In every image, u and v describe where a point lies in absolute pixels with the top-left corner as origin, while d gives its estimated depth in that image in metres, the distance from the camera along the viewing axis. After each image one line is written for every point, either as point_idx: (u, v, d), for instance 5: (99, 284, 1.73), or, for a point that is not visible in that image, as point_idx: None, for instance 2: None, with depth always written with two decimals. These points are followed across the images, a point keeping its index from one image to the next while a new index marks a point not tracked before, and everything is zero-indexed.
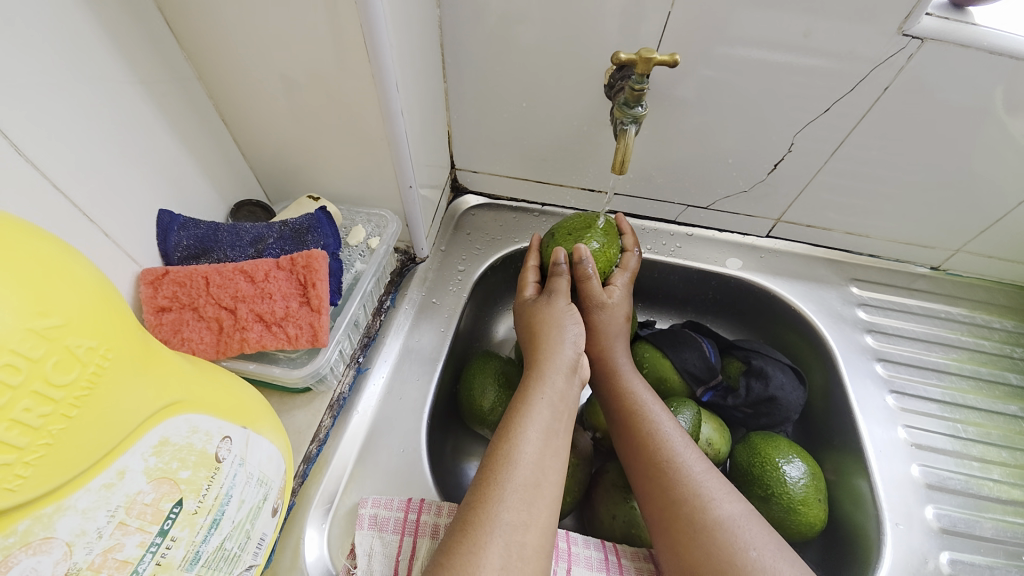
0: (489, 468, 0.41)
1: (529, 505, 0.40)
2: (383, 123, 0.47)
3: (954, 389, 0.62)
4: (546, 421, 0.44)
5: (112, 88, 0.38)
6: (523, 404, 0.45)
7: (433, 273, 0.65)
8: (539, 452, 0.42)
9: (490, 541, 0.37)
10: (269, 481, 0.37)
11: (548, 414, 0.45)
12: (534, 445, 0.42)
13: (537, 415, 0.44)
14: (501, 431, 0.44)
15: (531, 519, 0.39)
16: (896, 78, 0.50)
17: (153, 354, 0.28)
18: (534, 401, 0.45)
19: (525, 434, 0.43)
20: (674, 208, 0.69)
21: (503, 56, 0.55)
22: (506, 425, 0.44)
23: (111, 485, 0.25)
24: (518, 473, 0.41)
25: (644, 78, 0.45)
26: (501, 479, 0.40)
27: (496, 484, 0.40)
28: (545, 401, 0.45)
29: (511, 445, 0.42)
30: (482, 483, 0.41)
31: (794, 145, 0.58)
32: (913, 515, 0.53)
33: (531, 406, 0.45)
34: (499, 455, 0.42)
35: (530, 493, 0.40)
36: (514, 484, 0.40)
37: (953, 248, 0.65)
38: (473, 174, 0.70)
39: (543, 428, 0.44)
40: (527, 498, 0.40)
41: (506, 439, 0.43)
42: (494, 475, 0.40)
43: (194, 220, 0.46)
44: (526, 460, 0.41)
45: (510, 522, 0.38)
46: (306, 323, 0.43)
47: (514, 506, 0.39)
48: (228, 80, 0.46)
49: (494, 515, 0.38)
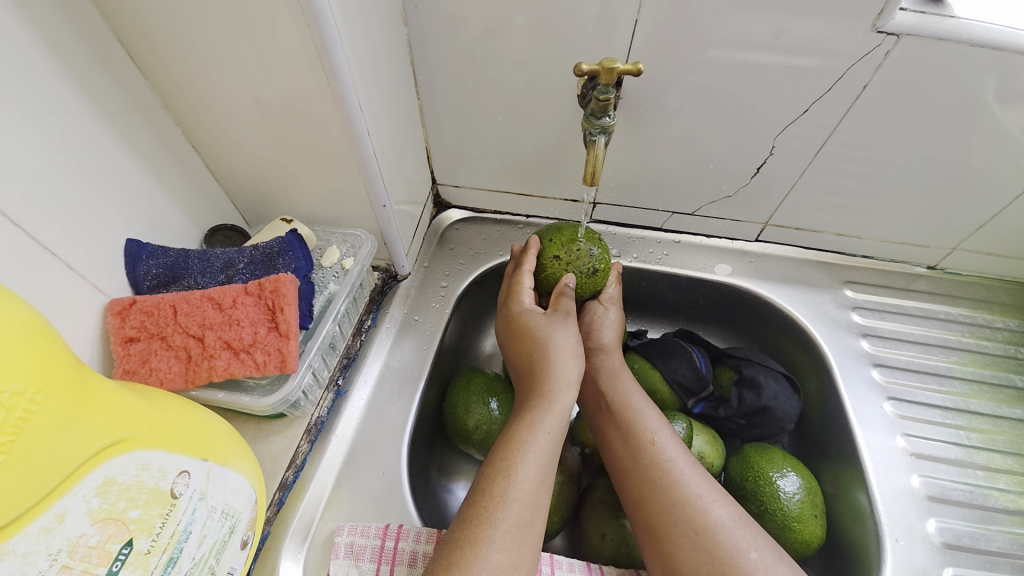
0: (482, 504, 0.40)
1: (520, 543, 0.39)
2: (351, 142, 0.47)
3: (956, 394, 0.59)
4: (545, 456, 0.43)
5: (72, 121, 0.39)
6: (522, 436, 0.44)
7: (415, 290, 0.64)
8: (533, 490, 0.41)
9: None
10: (236, 513, 0.36)
11: (548, 448, 0.44)
12: (529, 482, 0.42)
13: (536, 449, 0.43)
14: (496, 463, 0.43)
15: (521, 559, 0.39)
16: (875, 74, 0.48)
17: (96, 393, 0.28)
18: (534, 434, 0.44)
19: (522, 472, 0.42)
20: (659, 215, 0.68)
21: (475, 70, 0.55)
22: (501, 457, 0.43)
23: (50, 529, 0.24)
24: (512, 512, 0.40)
25: (608, 88, 0.44)
26: (493, 519, 0.39)
27: (488, 523, 0.39)
28: (547, 434, 0.44)
29: (506, 481, 0.41)
30: (472, 520, 0.40)
31: (775, 147, 0.57)
32: (913, 529, 0.51)
33: (531, 439, 0.44)
34: (493, 492, 0.41)
35: (521, 532, 0.39)
36: (506, 524, 0.39)
37: (949, 246, 0.63)
38: (455, 189, 0.70)
39: (540, 462, 0.43)
40: (519, 538, 0.39)
41: (504, 474, 0.42)
42: (488, 514, 0.40)
43: (164, 247, 0.46)
44: (521, 499, 0.41)
45: (499, 564, 0.38)
46: (274, 348, 0.42)
47: (506, 547, 0.38)
48: (196, 106, 0.46)
49: (483, 556, 0.38)
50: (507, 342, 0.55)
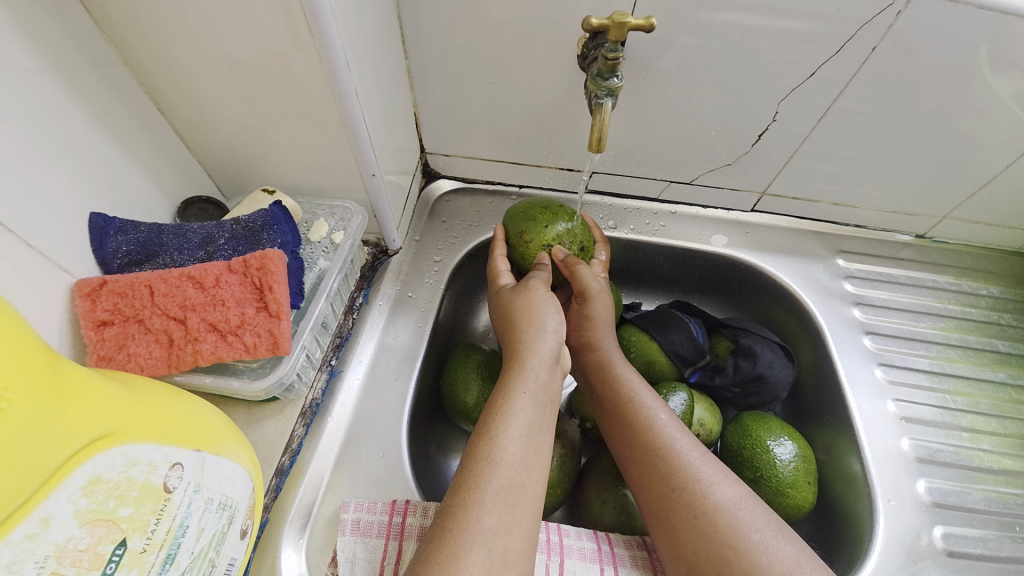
0: (470, 471, 0.39)
1: (511, 508, 0.37)
2: (337, 106, 0.43)
3: (941, 358, 0.61)
4: (528, 417, 0.42)
5: (20, 80, 0.34)
6: (504, 399, 0.42)
7: (407, 266, 0.61)
8: (520, 450, 0.40)
9: (471, 550, 0.35)
10: (234, 502, 0.34)
11: (530, 409, 0.42)
12: (516, 443, 0.40)
13: (519, 412, 0.42)
14: (481, 428, 0.41)
15: (515, 523, 0.37)
16: (884, 38, 0.47)
17: (71, 386, 0.26)
18: (516, 396, 0.42)
19: (507, 433, 0.40)
20: (657, 185, 0.66)
21: (467, 28, 0.51)
22: (487, 422, 0.41)
23: (33, 536, 0.22)
24: (499, 474, 0.38)
25: (618, 45, 0.42)
26: (482, 482, 0.38)
27: (477, 486, 0.38)
28: (527, 394, 0.43)
29: (491, 444, 0.40)
30: (462, 485, 0.38)
31: (778, 114, 0.55)
32: (904, 490, 0.53)
33: (513, 402, 0.42)
34: (479, 455, 0.39)
35: (512, 494, 0.38)
36: (496, 487, 0.38)
37: (939, 215, 0.64)
38: (445, 158, 0.66)
39: (525, 423, 0.41)
40: (510, 500, 0.38)
41: (487, 437, 0.40)
42: (477, 478, 0.38)
43: (133, 222, 0.42)
44: (508, 461, 0.39)
45: (492, 527, 0.36)
46: (264, 330, 0.40)
47: (498, 510, 0.37)
48: (158, 63, 0.41)
49: (474, 521, 0.36)
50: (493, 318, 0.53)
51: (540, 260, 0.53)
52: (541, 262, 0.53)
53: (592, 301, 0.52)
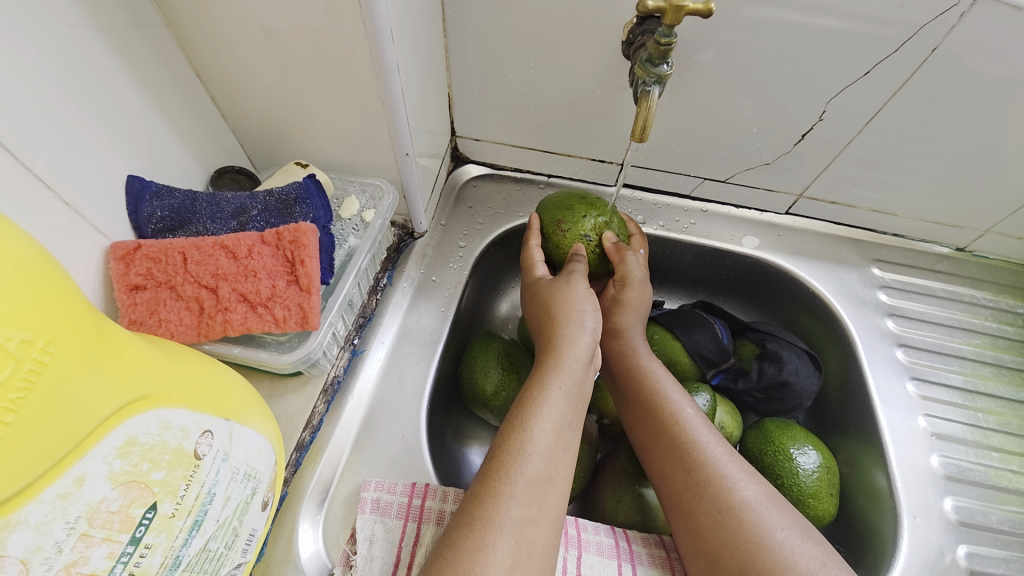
0: (499, 460, 0.38)
1: (538, 501, 0.37)
2: (377, 81, 0.42)
3: (974, 376, 0.60)
4: (561, 412, 0.41)
5: (64, 34, 0.33)
6: (536, 392, 0.42)
7: (432, 249, 0.61)
8: (550, 444, 0.39)
9: (498, 538, 0.34)
10: (258, 474, 0.34)
11: (563, 404, 0.42)
12: (546, 437, 0.39)
13: (551, 405, 0.41)
14: (512, 419, 0.41)
15: (541, 515, 0.37)
16: (945, 38, 0.44)
17: (111, 347, 0.25)
18: (549, 390, 0.42)
19: (538, 426, 0.40)
20: (690, 181, 0.65)
21: (509, 8, 0.50)
22: (518, 413, 0.41)
23: (67, 495, 0.22)
24: (529, 466, 0.38)
25: (671, 30, 0.40)
26: (511, 472, 0.37)
27: (506, 477, 0.37)
28: (560, 389, 0.42)
29: (522, 436, 0.39)
30: (490, 474, 0.38)
31: (825, 114, 0.53)
32: (931, 508, 0.51)
33: (546, 395, 0.41)
34: (509, 446, 0.39)
35: (540, 488, 0.37)
36: (525, 478, 0.37)
37: (983, 228, 0.62)
38: (475, 142, 0.65)
39: (556, 417, 0.41)
40: (537, 493, 0.37)
41: (519, 429, 0.40)
42: (506, 467, 0.38)
43: (169, 188, 0.42)
44: (538, 454, 0.39)
45: (519, 518, 0.36)
46: (294, 303, 0.39)
47: (525, 501, 0.36)
48: (199, 27, 0.41)
49: (502, 510, 0.36)
50: (529, 307, 0.53)
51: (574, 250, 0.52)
52: (579, 254, 0.52)
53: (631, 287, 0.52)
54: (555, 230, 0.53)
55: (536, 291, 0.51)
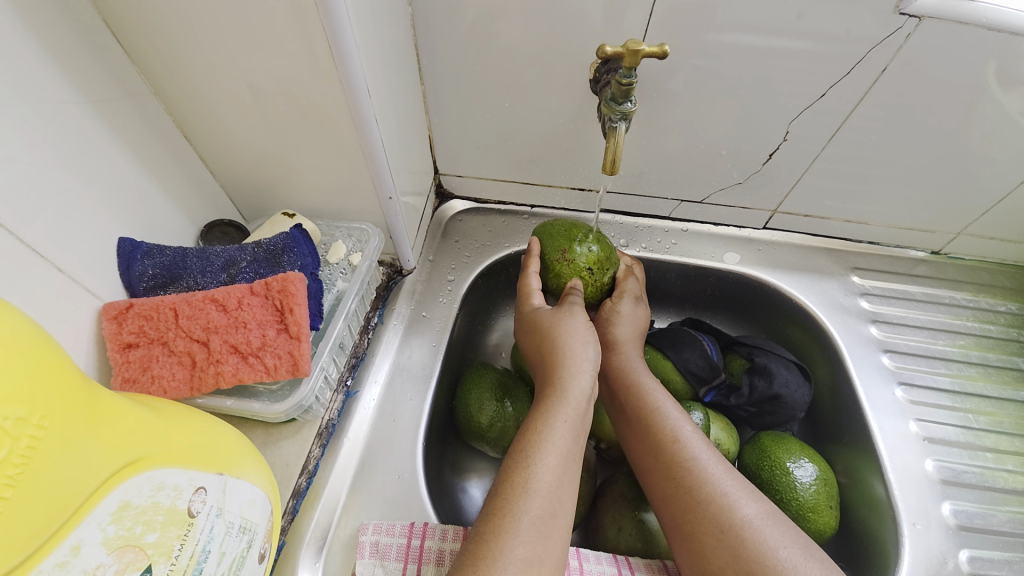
0: (504, 498, 0.38)
1: (544, 537, 0.37)
2: (357, 132, 0.44)
3: (962, 377, 0.60)
4: (566, 445, 0.42)
5: (56, 109, 0.35)
6: (540, 426, 0.42)
7: (421, 285, 0.62)
8: (556, 479, 0.40)
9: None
10: (253, 526, 0.34)
11: (568, 437, 0.42)
12: (551, 472, 0.40)
13: (556, 438, 0.42)
14: (516, 454, 0.41)
15: (547, 553, 0.37)
16: (895, 57, 0.47)
17: (104, 412, 0.26)
18: (554, 423, 0.42)
19: (544, 461, 0.40)
20: (668, 203, 0.67)
21: (481, 55, 0.52)
22: (521, 448, 0.41)
23: (65, 564, 0.22)
24: (534, 503, 0.38)
25: (631, 71, 0.43)
26: (516, 510, 0.38)
27: (512, 515, 0.37)
28: (565, 423, 0.43)
29: (527, 472, 0.39)
30: (495, 511, 0.38)
31: (788, 133, 0.55)
32: (930, 513, 0.52)
33: (551, 428, 0.42)
34: (514, 482, 0.39)
35: (546, 524, 0.38)
36: (530, 516, 0.37)
37: (953, 231, 0.64)
38: (458, 179, 0.67)
39: (561, 451, 0.41)
40: (543, 530, 0.37)
41: (524, 465, 0.40)
42: (512, 506, 0.38)
43: (159, 246, 0.43)
44: (544, 490, 0.39)
45: (525, 557, 0.36)
46: (285, 351, 0.40)
47: (531, 540, 0.37)
48: (186, 92, 0.43)
49: (508, 550, 0.36)
50: (524, 338, 0.54)
51: (572, 285, 0.54)
52: (575, 289, 0.54)
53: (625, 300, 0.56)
54: (556, 260, 0.55)
55: (533, 320, 0.52)
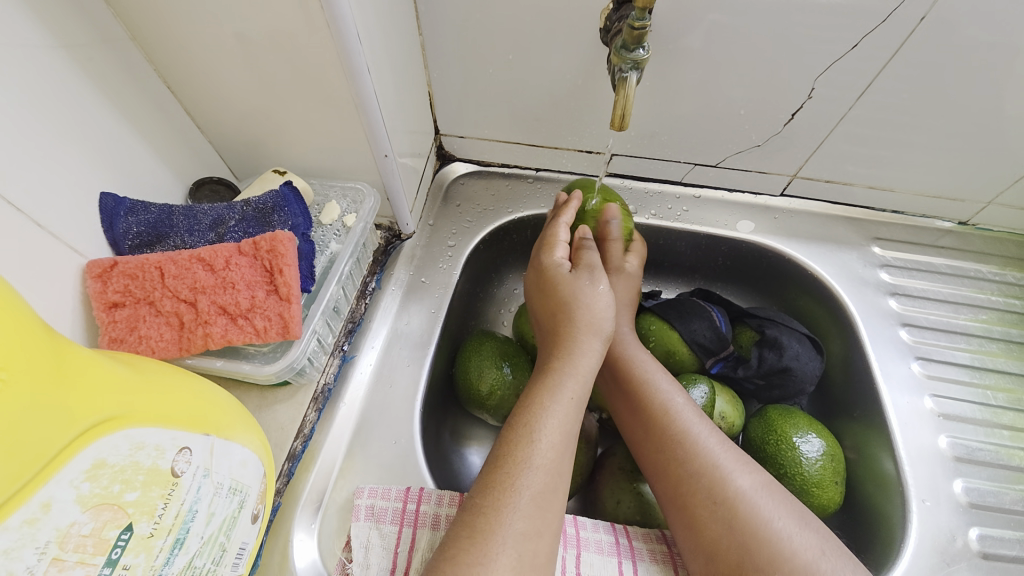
0: (502, 470, 0.37)
1: (543, 511, 0.37)
2: (348, 82, 0.41)
3: (982, 353, 0.58)
4: (568, 420, 0.41)
5: (25, 53, 0.33)
6: (542, 399, 0.41)
7: (420, 250, 0.60)
8: (558, 456, 0.39)
9: (501, 552, 0.34)
10: (245, 487, 0.33)
11: (571, 412, 0.41)
12: (553, 447, 0.39)
13: (559, 413, 0.40)
14: (517, 427, 0.40)
15: (545, 526, 0.36)
16: (932, 9, 0.43)
17: (76, 370, 0.25)
18: (556, 397, 0.41)
19: (545, 436, 0.39)
20: (680, 167, 0.63)
21: (482, 1, 0.48)
22: (522, 421, 0.40)
23: (34, 520, 0.22)
24: (535, 478, 0.37)
25: (645, 13, 0.39)
26: (516, 485, 0.37)
27: (511, 489, 0.36)
28: (570, 398, 0.41)
29: (527, 446, 0.38)
30: (491, 484, 0.37)
31: (814, 91, 0.51)
32: (939, 490, 0.50)
33: (553, 402, 0.41)
34: (514, 456, 0.38)
35: (546, 499, 0.37)
36: (531, 491, 0.37)
37: (985, 200, 0.60)
38: (459, 139, 0.64)
39: (563, 426, 0.40)
40: (543, 504, 0.37)
41: (525, 439, 0.39)
42: (511, 480, 0.37)
43: (143, 203, 0.41)
44: (544, 465, 0.38)
45: (523, 531, 0.35)
46: (275, 313, 0.39)
47: (531, 514, 0.36)
48: (165, 38, 0.40)
49: (506, 524, 0.35)
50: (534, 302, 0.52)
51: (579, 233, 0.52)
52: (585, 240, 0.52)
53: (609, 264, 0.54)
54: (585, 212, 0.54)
55: (550, 275, 0.50)
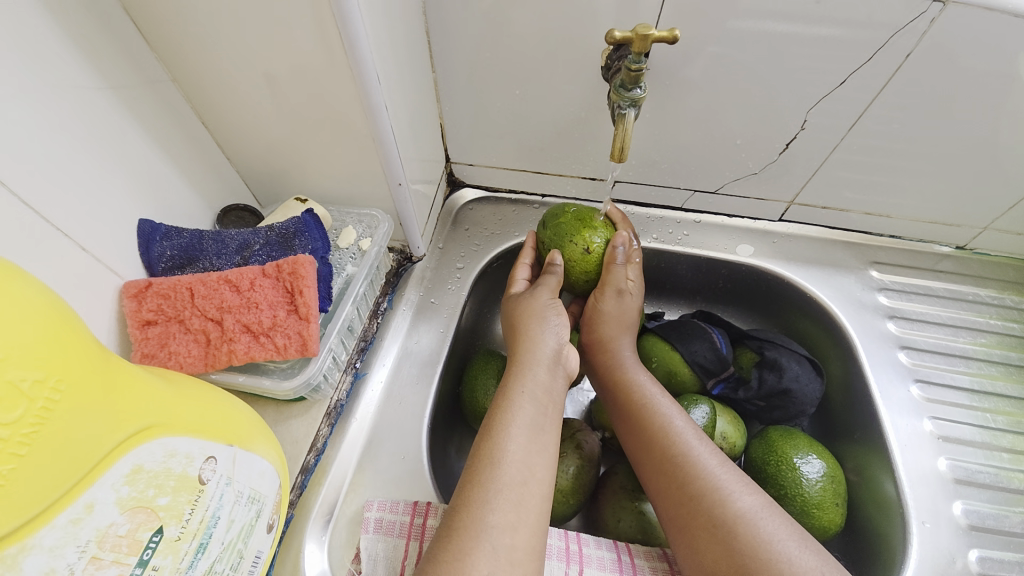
0: (475, 469, 0.39)
1: (517, 506, 0.38)
2: (366, 118, 0.45)
3: (982, 376, 0.58)
4: (530, 417, 0.43)
5: (79, 94, 0.37)
6: (505, 401, 0.44)
7: (430, 272, 0.63)
8: (527, 451, 0.41)
9: (477, 547, 0.35)
10: (262, 497, 0.35)
11: (531, 409, 0.43)
12: (518, 442, 0.41)
13: (520, 411, 0.43)
14: (487, 428, 0.42)
15: (521, 521, 0.37)
16: (919, 43, 0.46)
17: (120, 382, 0.28)
18: (516, 397, 0.44)
19: (510, 433, 0.41)
20: (681, 194, 0.66)
21: (492, 42, 0.52)
22: (490, 423, 0.43)
23: (79, 520, 0.24)
24: (504, 473, 0.39)
25: (641, 57, 0.43)
26: (487, 480, 0.38)
27: (481, 485, 0.38)
28: (530, 396, 0.44)
29: (494, 444, 0.40)
30: (469, 484, 0.39)
31: (807, 121, 0.54)
32: (940, 513, 0.50)
33: (512, 403, 0.43)
34: (483, 454, 0.40)
35: (518, 493, 0.38)
36: (503, 486, 0.38)
37: (980, 225, 0.61)
38: (469, 167, 0.68)
39: (526, 423, 0.42)
40: (516, 499, 0.38)
41: (489, 437, 0.41)
42: (481, 476, 0.39)
43: (177, 228, 0.45)
44: (512, 460, 0.40)
45: (498, 525, 0.36)
46: (294, 332, 0.42)
47: (503, 507, 0.37)
48: (201, 78, 0.44)
49: (481, 518, 0.37)
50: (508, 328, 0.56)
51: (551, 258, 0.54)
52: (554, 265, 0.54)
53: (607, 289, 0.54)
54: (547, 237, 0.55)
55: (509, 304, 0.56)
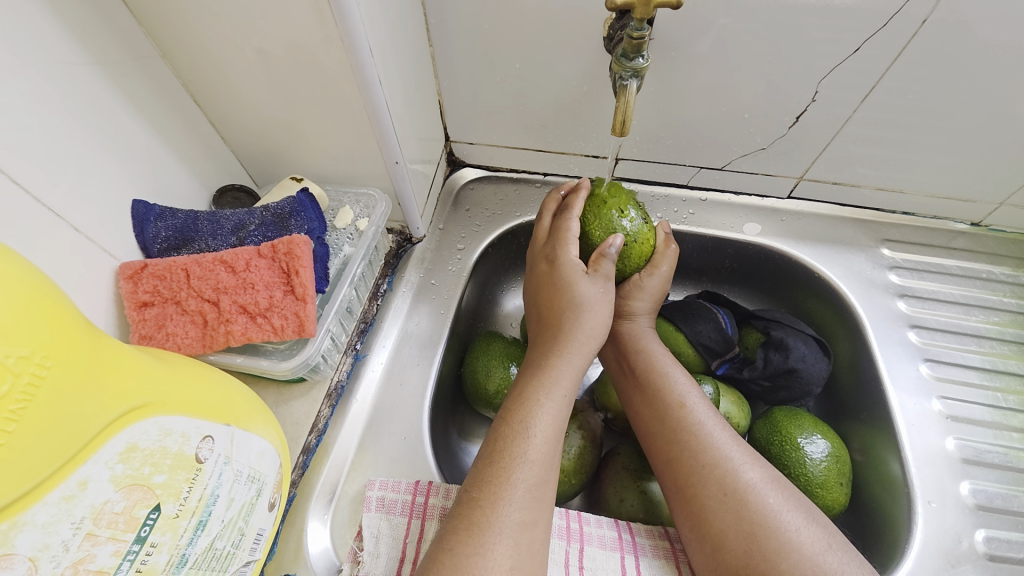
0: (497, 465, 0.39)
1: (537, 503, 0.38)
2: (361, 93, 0.43)
3: (994, 355, 0.57)
4: (559, 414, 0.42)
5: (67, 72, 0.36)
6: (535, 395, 0.42)
7: (430, 253, 0.62)
8: (550, 449, 0.40)
9: (498, 541, 0.36)
10: (262, 476, 0.36)
11: (561, 407, 0.42)
12: (546, 442, 0.40)
13: (550, 407, 0.42)
14: (511, 422, 0.41)
15: (540, 515, 0.38)
16: (934, 11, 0.43)
17: (111, 360, 0.27)
18: (549, 393, 0.42)
19: (537, 431, 0.40)
20: (686, 171, 0.64)
21: (490, 14, 0.50)
22: (515, 415, 0.41)
23: (72, 497, 0.24)
24: (529, 472, 0.39)
25: (643, 24, 0.41)
26: (511, 478, 0.38)
27: (506, 482, 0.38)
28: (561, 395, 0.43)
29: (521, 441, 0.40)
30: (489, 477, 0.38)
31: (818, 93, 0.52)
32: (946, 492, 0.50)
33: (545, 399, 0.42)
34: (507, 449, 0.39)
35: (540, 491, 0.39)
36: (526, 484, 0.38)
37: (996, 201, 0.59)
38: (469, 146, 0.66)
39: (554, 422, 0.41)
40: (536, 496, 0.38)
41: (518, 435, 0.40)
42: (506, 473, 0.38)
43: (171, 209, 0.44)
44: (538, 460, 0.39)
45: (519, 521, 0.37)
46: (291, 312, 0.41)
47: (526, 505, 0.38)
48: (190, 54, 0.43)
49: (501, 514, 0.37)
50: (535, 291, 0.51)
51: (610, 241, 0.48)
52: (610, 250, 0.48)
53: (658, 273, 0.52)
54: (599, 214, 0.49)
55: (563, 276, 0.48)
